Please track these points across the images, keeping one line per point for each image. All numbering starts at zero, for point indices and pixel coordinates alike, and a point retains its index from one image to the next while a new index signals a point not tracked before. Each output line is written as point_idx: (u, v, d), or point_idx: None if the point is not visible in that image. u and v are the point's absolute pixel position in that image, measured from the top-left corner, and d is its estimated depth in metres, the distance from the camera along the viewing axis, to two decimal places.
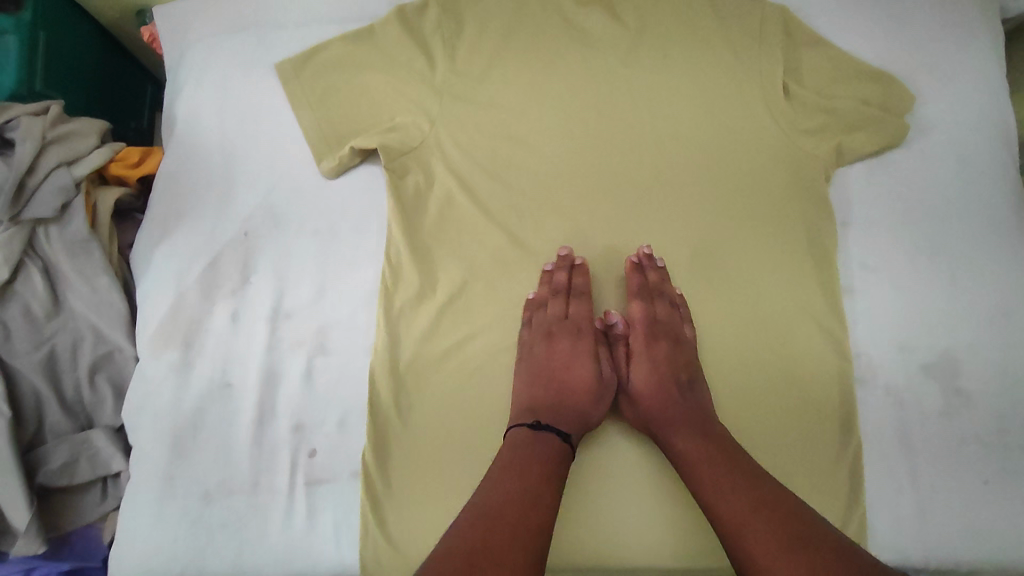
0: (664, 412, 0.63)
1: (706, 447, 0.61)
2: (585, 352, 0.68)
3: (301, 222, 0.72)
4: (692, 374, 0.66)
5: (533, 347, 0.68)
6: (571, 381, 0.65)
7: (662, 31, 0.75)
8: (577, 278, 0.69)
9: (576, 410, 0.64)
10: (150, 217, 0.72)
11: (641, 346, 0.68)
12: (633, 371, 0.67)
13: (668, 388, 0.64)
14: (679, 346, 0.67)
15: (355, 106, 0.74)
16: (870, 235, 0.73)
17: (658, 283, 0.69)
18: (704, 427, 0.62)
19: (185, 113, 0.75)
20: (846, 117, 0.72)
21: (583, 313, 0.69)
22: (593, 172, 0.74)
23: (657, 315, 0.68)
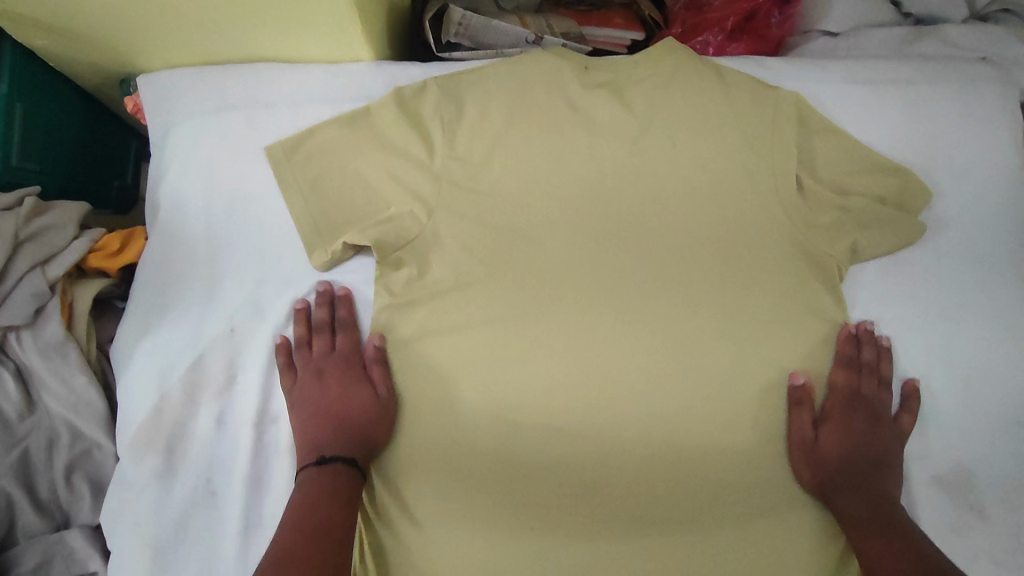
0: (835, 477, 0.65)
1: (852, 493, 0.64)
2: (354, 380, 0.66)
3: (292, 318, 0.69)
4: (854, 414, 0.67)
5: (297, 384, 0.66)
6: (353, 420, 0.64)
7: (670, 116, 0.72)
8: (340, 309, 0.69)
9: (355, 438, 0.64)
10: (133, 310, 0.69)
11: (839, 411, 0.67)
12: (824, 430, 0.67)
13: (857, 459, 0.65)
14: (876, 425, 0.67)
15: (348, 193, 0.70)
16: (883, 336, 0.70)
17: (872, 362, 0.68)
18: (860, 475, 0.65)
19: (171, 197, 0.72)
20: (858, 215, 0.70)
21: (348, 344, 0.68)
22: (597, 264, 0.71)
23: (862, 390, 0.68)
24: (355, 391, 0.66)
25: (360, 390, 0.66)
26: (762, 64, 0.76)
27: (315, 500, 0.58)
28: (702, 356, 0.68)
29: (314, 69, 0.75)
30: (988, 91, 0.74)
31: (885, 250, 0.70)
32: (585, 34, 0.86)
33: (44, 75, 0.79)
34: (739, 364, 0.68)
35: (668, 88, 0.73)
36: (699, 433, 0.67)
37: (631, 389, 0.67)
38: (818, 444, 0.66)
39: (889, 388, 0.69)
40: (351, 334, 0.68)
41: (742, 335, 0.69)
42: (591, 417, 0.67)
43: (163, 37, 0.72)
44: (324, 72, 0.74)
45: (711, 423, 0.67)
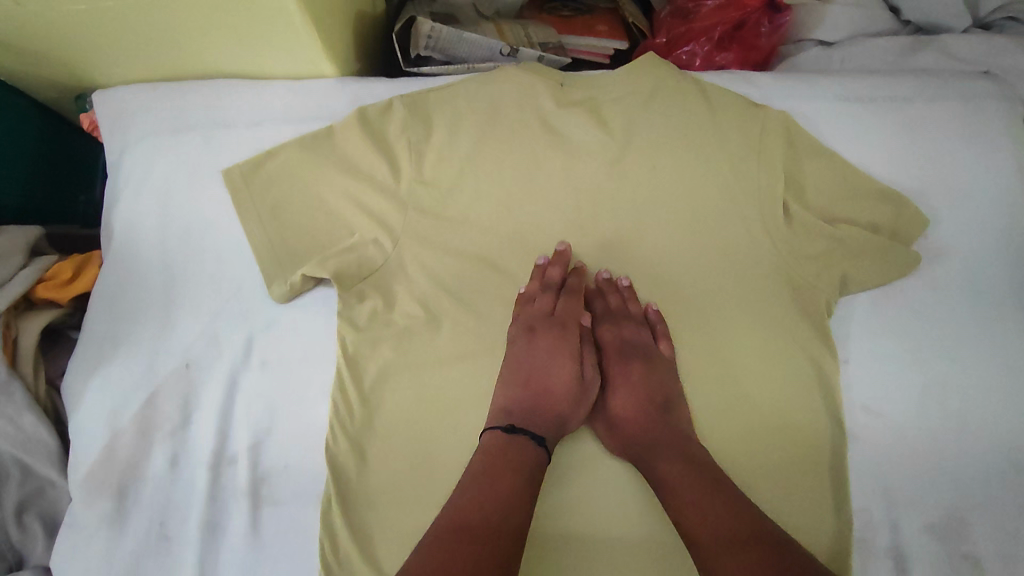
0: (647, 436, 0.60)
1: (660, 451, 0.59)
2: (566, 352, 0.64)
3: (249, 352, 0.65)
4: (628, 364, 0.64)
5: (513, 346, 0.64)
6: (546, 395, 0.61)
7: (651, 137, 0.69)
8: (567, 277, 0.67)
9: (548, 411, 0.60)
10: (83, 343, 0.66)
11: (620, 373, 0.64)
12: (617, 396, 0.63)
13: (644, 414, 0.61)
14: (648, 367, 0.63)
15: (309, 219, 0.67)
16: (874, 373, 0.66)
17: (618, 306, 0.67)
18: (646, 423, 0.61)
19: (123, 223, 0.68)
20: (851, 244, 0.66)
21: (570, 311, 0.66)
22: (573, 295, 0.66)
23: (626, 337, 0.65)
24: (563, 363, 0.63)
25: (568, 364, 0.63)
26: (749, 80, 0.72)
27: (495, 479, 0.54)
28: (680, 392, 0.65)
29: (276, 85, 0.71)
30: (989, 109, 0.70)
31: (878, 280, 0.66)
32: (565, 43, 0.81)
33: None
34: (719, 403, 0.64)
35: (647, 108, 0.69)
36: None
37: (603, 430, 0.63)
38: (613, 410, 0.63)
39: (643, 321, 0.66)
40: (575, 302, 0.66)
41: (722, 371, 0.65)
42: (564, 460, 0.63)
43: (114, 54, 0.68)
44: (288, 89, 0.71)
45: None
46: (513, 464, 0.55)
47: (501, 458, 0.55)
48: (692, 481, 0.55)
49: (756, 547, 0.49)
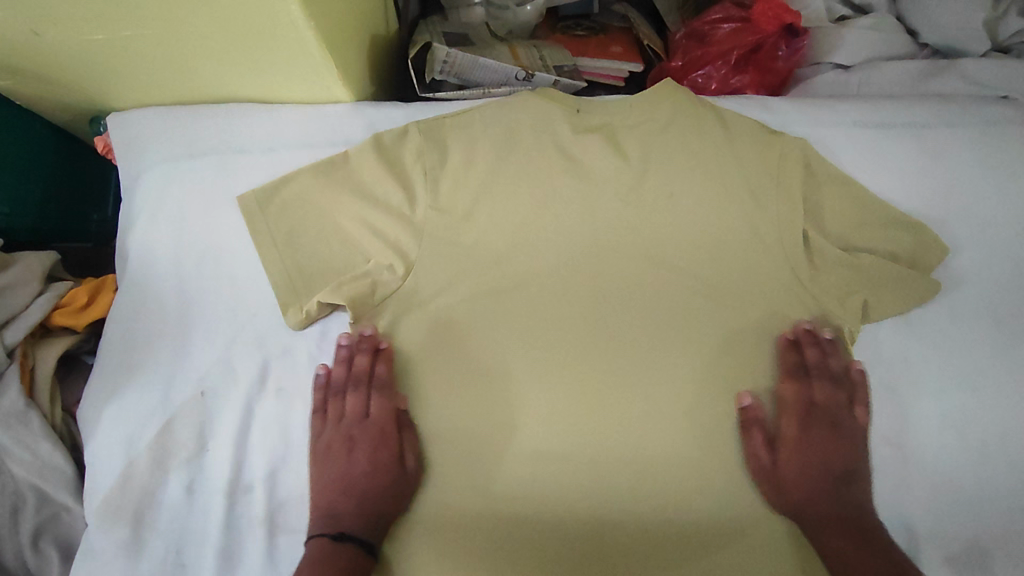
0: (813, 504, 0.61)
1: (833, 527, 0.60)
2: (365, 450, 0.63)
3: (263, 380, 0.65)
4: (812, 429, 0.64)
5: (330, 449, 0.63)
6: (354, 492, 0.61)
7: (668, 165, 0.69)
8: (378, 366, 0.64)
9: (370, 501, 0.60)
10: (99, 369, 0.66)
11: (797, 429, 0.64)
12: (779, 452, 0.63)
13: (824, 481, 0.62)
14: (838, 437, 0.64)
15: (324, 246, 0.67)
16: (895, 402, 0.66)
17: (817, 362, 0.64)
18: (829, 496, 0.61)
19: (137, 249, 0.69)
20: (868, 273, 0.66)
21: (383, 412, 0.63)
22: (588, 322, 0.66)
23: (815, 398, 0.64)
24: (381, 451, 0.62)
25: (385, 452, 0.62)
26: (767, 106, 0.72)
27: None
28: (699, 423, 0.64)
29: (291, 110, 0.71)
30: (1010, 136, 0.69)
31: (894, 310, 0.66)
32: (579, 64, 0.81)
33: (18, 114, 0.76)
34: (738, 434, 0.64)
35: (663, 135, 0.69)
36: (750, 510, 0.62)
37: (619, 459, 0.63)
38: (775, 469, 0.62)
39: (837, 381, 0.65)
40: (388, 398, 0.64)
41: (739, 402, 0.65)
42: (579, 489, 0.62)
43: (129, 80, 0.68)
44: (302, 114, 0.71)
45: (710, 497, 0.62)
46: (341, 573, 0.55)
47: (320, 567, 0.55)
48: (863, 562, 0.57)
49: None
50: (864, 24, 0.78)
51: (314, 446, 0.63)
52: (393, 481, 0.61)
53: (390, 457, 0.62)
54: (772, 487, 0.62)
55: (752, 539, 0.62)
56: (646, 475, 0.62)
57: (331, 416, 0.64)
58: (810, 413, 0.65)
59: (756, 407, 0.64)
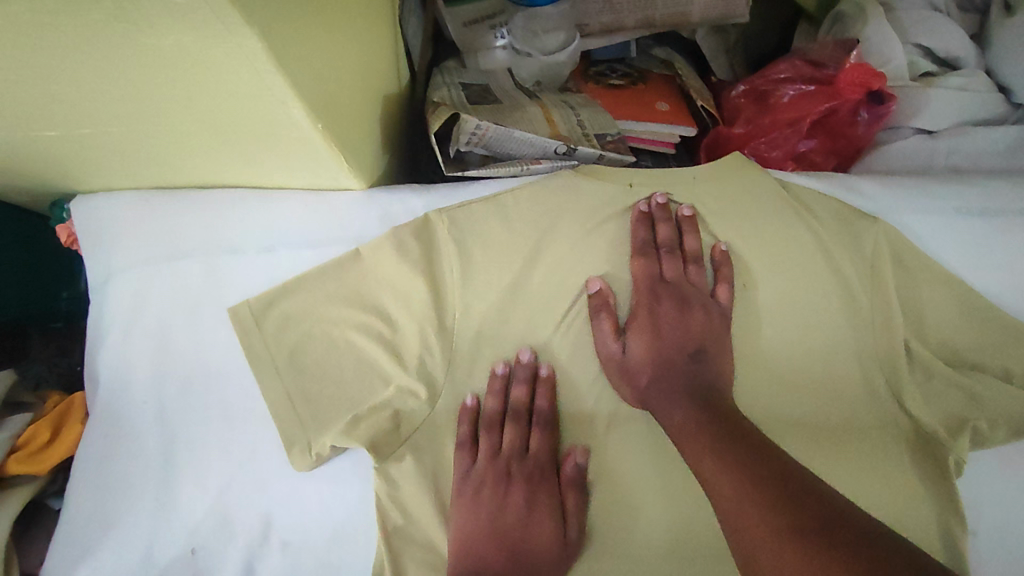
0: (665, 381, 0.55)
1: (672, 394, 0.54)
2: (544, 504, 0.56)
3: (264, 530, 0.55)
4: (660, 304, 0.57)
5: (478, 493, 0.56)
6: (525, 551, 0.54)
7: (739, 259, 0.59)
8: (538, 396, 0.58)
9: (527, 566, 0.53)
10: (64, 522, 0.55)
11: (644, 309, 0.57)
12: (632, 339, 0.57)
13: (671, 364, 0.56)
14: (685, 310, 0.57)
15: (333, 364, 0.56)
16: (1007, 548, 0.55)
17: (670, 240, 0.58)
18: (672, 372, 0.55)
19: (110, 372, 0.58)
20: (979, 392, 0.56)
21: (544, 451, 0.57)
22: (650, 445, 0.58)
23: (663, 276, 0.58)
24: (543, 521, 0.55)
25: (548, 523, 0.55)
26: (851, 187, 0.61)
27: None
28: None
29: (290, 198, 0.59)
30: None
31: (1012, 437, 0.55)
32: (623, 130, 0.70)
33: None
34: None
35: (738, 220, 0.60)
36: None
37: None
38: (625, 356, 0.56)
39: (696, 262, 0.59)
40: (548, 436, 0.58)
41: None
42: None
43: (92, 166, 0.57)
44: (304, 203, 0.59)
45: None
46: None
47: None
48: (700, 425, 0.50)
49: (791, 491, 0.43)
50: (954, 84, 0.67)
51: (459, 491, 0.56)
52: (556, 552, 0.54)
53: (557, 522, 0.55)
54: (621, 376, 0.57)
55: None
56: None
57: (508, 445, 0.58)
58: (660, 291, 0.58)
59: (660, 212, 0.59)
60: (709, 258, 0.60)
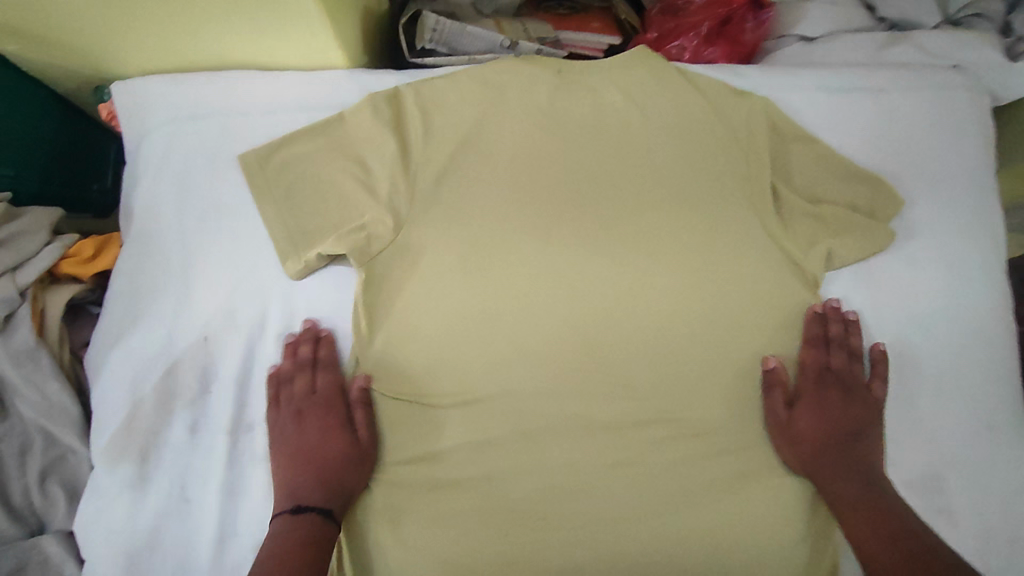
0: (821, 459, 0.64)
1: (840, 470, 0.63)
2: (335, 424, 0.65)
3: (263, 325, 0.69)
4: (828, 388, 0.68)
5: (282, 435, 0.65)
6: (333, 464, 0.63)
7: (644, 120, 0.73)
8: (321, 349, 0.68)
9: (331, 479, 0.63)
10: (107, 318, 0.69)
11: (811, 392, 0.68)
12: (800, 414, 0.67)
13: (837, 437, 0.65)
14: (850, 400, 0.67)
15: (317, 198, 0.70)
16: (854, 345, 0.70)
17: (841, 337, 0.69)
18: (838, 448, 0.65)
19: (141, 206, 0.72)
20: (830, 221, 0.70)
21: (329, 384, 0.67)
22: (571, 268, 0.71)
23: (832, 365, 0.68)
24: (336, 437, 0.64)
25: (341, 437, 0.65)
26: (736, 72, 0.76)
27: (304, 541, 0.57)
28: (671, 357, 0.70)
29: (291, 75, 0.75)
30: (961, 100, 0.75)
31: (858, 254, 0.70)
32: (560, 37, 0.86)
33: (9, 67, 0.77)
34: (706, 366, 0.70)
35: (646, 89, 0.74)
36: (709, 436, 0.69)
37: (596, 407, 0.70)
38: (791, 423, 0.67)
39: (857, 357, 0.69)
40: (333, 373, 0.67)
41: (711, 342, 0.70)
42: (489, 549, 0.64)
43: (131, 40, 0.72)
44: (301, 78, 0.75)
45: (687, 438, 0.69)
46: (319, 534, 0.58)
47: (305, 533, 0.58)
48: (866, 502, 0.60)
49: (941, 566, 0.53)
50: None
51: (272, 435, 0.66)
52: (353, 454, 0.64)
53: (346, 433, 0.65)
54: (784, 439, 0.67)
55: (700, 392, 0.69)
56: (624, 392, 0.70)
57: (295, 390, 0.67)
58: (809, 390, 0.68)
59: (832, 313, 0.70)
60: (621, 118, 0.73)
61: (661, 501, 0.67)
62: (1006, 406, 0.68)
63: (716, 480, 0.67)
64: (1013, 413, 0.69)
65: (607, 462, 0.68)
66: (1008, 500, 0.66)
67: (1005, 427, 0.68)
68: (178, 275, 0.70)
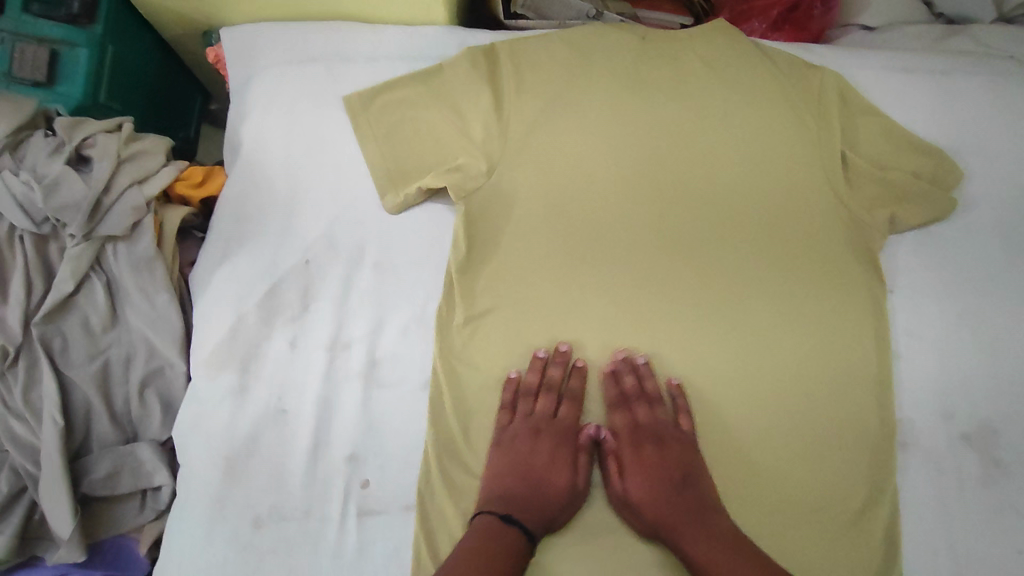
0: (667, 517, 0.63)
1: (692, 530, 0.62)
2: (563, 458, 0.66)
3: (361, 254, 0.73)
4: (642, 446, 0.67)
5: (512, 444, 0.67)
6: (544, 492, 0.64)
7: (721, 88, 0.78)
8: (574, 378, 0.69)
9: (542, 508, 0.63)
10: (213, 238, 0.74)
11: (630, 455, 0.67)
12: (629, 480, 0.65)
13: (659, 487, 0.64)
14: (664, 449, 0.67)
15: (417, 140, 0.75)
16: (916, 303, 0.74)
17: (781, 400, 0.70)
18: (681, 509, 0.63)
19: (250, 139, 0.77)
20: (895, 187, 0.74)
21: (570, 416, 0.69)
22: (650, 218, 0.75)
23: (638, 418, 0.68)
24: (562, 469, 0.66)
25: (566, 471, 0.66)
26: (806, 49, 0.82)
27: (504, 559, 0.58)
28: (746, 305, 0.73)
29: (393, 30, 0.81)
30: (1018, 86, 0.80)
31: (922, 221, 0.74)
32: (637, 14, 0.92)
33: (109, 5, 0.81)
34: (780, 319, 0.72)
35: (724, 60, 0.79)
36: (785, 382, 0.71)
37: (674, 351, 0.71)
38: (624, 488, 0.65)
39: (661, 402, 0.69)
40: (576, 407, 0.69)
41: (785, 295, 0.73)
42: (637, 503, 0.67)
43: None
44: (404, 34, 0.81)
45: (759, 380, 0.71)
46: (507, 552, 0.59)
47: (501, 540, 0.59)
48: (718, 555, 0.59)
49: None
50: None
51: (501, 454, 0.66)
52: (567, 496, 0.65)
53: (572, 472, 0.66)
54: (630, 508, 0.65)
55: (774, 342, 0.72)
56: (700, 336, 0.72)
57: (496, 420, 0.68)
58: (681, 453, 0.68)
59: (625, 364, 0.70)
60: (701, 83, 0.78)
61: (729, 442, 0.70)
62: None
63: (789, 424, 0.70)
64: None
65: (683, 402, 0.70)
66: None
67: None
68: (282, 205, 0.74)
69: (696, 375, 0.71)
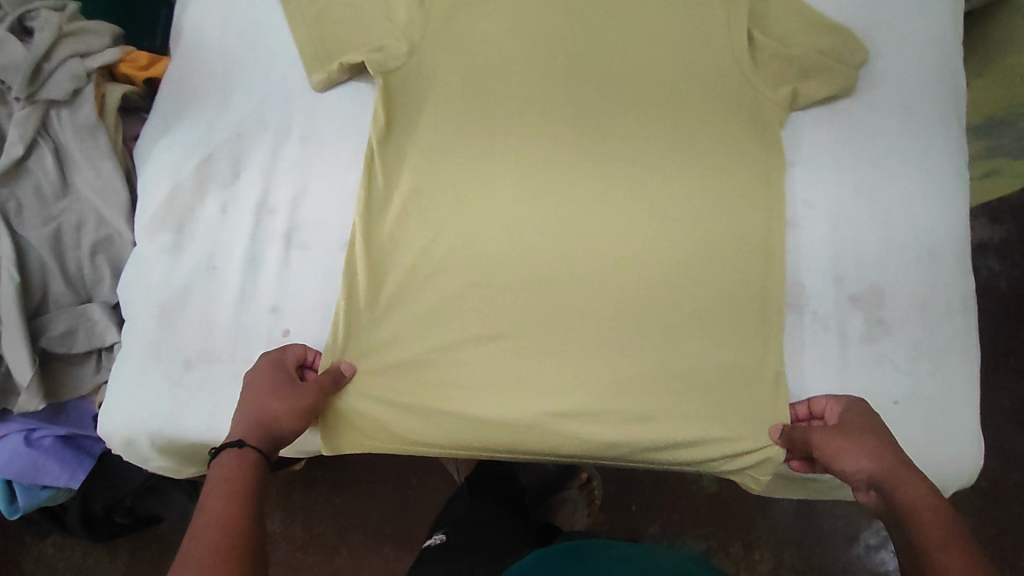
0: (889, 475, 0.59)
1: (908, 490, 0.57)
2: (271, 364, 0.68)
3: (289, 128, 0.78)
4: (861, 423, 0.64)
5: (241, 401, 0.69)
6: (261, 403, 0.64)
7: None
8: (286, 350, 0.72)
9: (264, 414, 0.63)
10: (155, 115, 0.80)
11: (847, 422, 0.64)
12: (851, 441, 0.62)
13: (892, 460, 0.60)
14: (880, 432, 0.63)
15: (340, 21, 0.79)
16: (814, 175, 0.77)
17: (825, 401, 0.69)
18: (899, 472, 0.59)
19: (191, 26, 0.83)
20: (798, 65, 0.76)
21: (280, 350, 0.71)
22: (561, 96, 0.78)
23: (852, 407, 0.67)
24: (270, 374, 0.67)
25: (277, 373, 0.67)
26: None
27: (247, 490, 0.56)
28: (649, 177, 0.76)
29: None
30: None
31: (827, 96, 0.77)
32: None
33: None
34: (682, 189, 0.75)
35: None
36: (683, 248, 0.74)
37: (579, 218, 0.75)
38: (845, 452, 0.62)
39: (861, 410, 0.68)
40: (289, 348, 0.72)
41: (688, 168, 0.76)
42: (536, 355, 0.72)
43: None
44: None
45: (659, 245, 0.74)
46: (253, 476, 0.58)
47: (243, 474, 0.58)
48: (940, 516, 0.55)
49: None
50: None
51: (826, 443, 0.63)
52: (283, 387, 0.66)
53: (285, 373, 0.67)
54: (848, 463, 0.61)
55: (675, 211, 0.75)
56: (603, 205, 0.76)
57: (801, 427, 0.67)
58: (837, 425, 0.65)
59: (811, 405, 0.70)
60: None
61: (627, 301, 0.73)
62: (951, 233, 0.75)
63: (684, 287, 0.73)
64: (957, 239, 0.75)
65: (585, 264, 0.74)
66: (944, 314, 0.73)
67: (948, 253, 0.74)
68: (217, 85, 0.80)
69: (600, 242, 0.75)
